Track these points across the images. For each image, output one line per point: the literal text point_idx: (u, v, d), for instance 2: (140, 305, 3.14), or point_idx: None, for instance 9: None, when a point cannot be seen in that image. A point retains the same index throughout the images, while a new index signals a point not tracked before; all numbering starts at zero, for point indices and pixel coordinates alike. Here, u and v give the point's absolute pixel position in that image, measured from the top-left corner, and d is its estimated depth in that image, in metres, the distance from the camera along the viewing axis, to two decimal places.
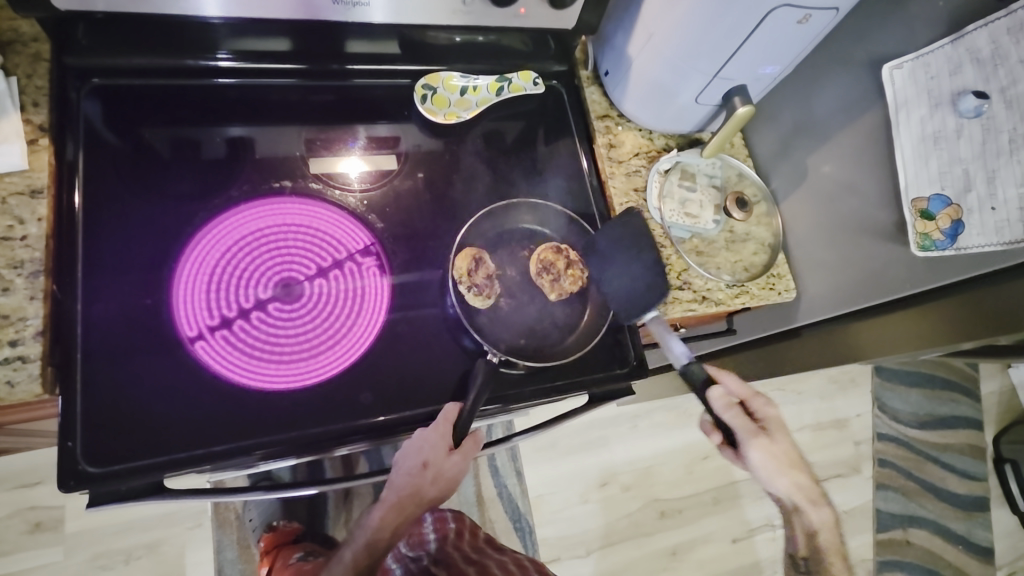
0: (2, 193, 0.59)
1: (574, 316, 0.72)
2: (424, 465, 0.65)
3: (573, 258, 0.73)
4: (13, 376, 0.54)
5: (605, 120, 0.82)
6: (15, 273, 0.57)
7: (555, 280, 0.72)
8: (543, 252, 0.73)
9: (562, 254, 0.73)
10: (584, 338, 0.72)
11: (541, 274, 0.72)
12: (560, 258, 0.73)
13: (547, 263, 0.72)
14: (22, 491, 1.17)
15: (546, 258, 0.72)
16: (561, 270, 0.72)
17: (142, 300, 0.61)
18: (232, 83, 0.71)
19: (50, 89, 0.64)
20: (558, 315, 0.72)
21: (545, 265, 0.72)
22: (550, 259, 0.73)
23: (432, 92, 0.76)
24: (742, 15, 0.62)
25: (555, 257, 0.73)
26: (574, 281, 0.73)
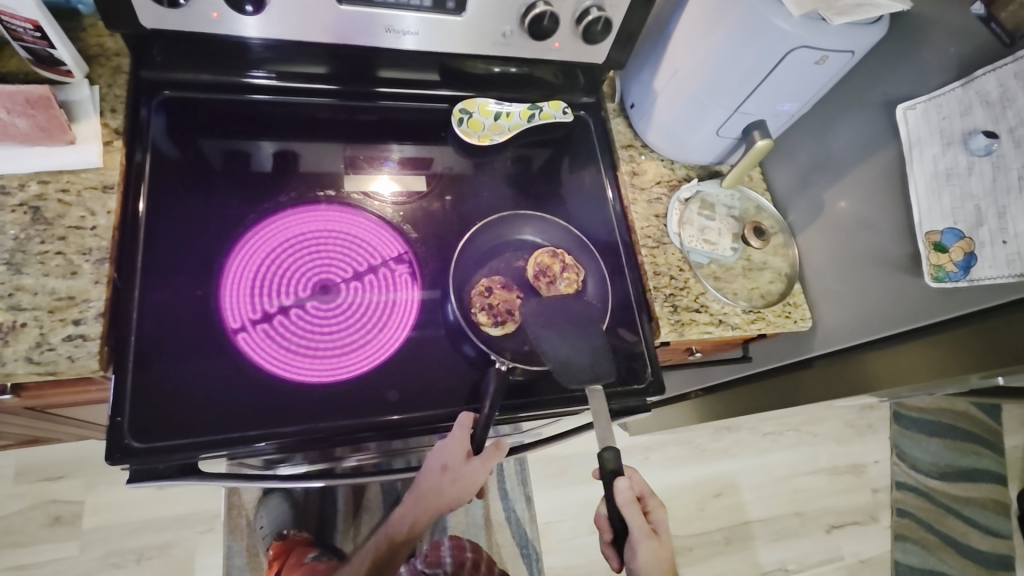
0: (76, 188, 0.64)
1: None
2: (444, 468, 0.66)
3: (568, 262, 0.76)
4: (74, 351, 0.57)
5: (629, 149, 0.86)
6: (84, 259, 0.61)
7: (552, 282, 0.75)
8: (541, 257, 0.76)
9: (558, 257, 0.76)
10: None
11: (537, 276, 0.75)
12: (556, 262, 0.76)
13: (544, 265, 0.75)
14: (45, 485, 1.20)
15: (542, 262, 0.75)
16: (557, 273, 0.75)
17: (193, 291, 0.65)
18: (264, 100, 0.77)
19: (126, 98, 0.70)
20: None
21: (541, 268, 0.75)
22: (547, 262, 0.75)
23: (468, 118, 0.82)
24: (762, 55, 0.66)
25: (551, 260, 0.76)
26: (570, 283, 0.75)
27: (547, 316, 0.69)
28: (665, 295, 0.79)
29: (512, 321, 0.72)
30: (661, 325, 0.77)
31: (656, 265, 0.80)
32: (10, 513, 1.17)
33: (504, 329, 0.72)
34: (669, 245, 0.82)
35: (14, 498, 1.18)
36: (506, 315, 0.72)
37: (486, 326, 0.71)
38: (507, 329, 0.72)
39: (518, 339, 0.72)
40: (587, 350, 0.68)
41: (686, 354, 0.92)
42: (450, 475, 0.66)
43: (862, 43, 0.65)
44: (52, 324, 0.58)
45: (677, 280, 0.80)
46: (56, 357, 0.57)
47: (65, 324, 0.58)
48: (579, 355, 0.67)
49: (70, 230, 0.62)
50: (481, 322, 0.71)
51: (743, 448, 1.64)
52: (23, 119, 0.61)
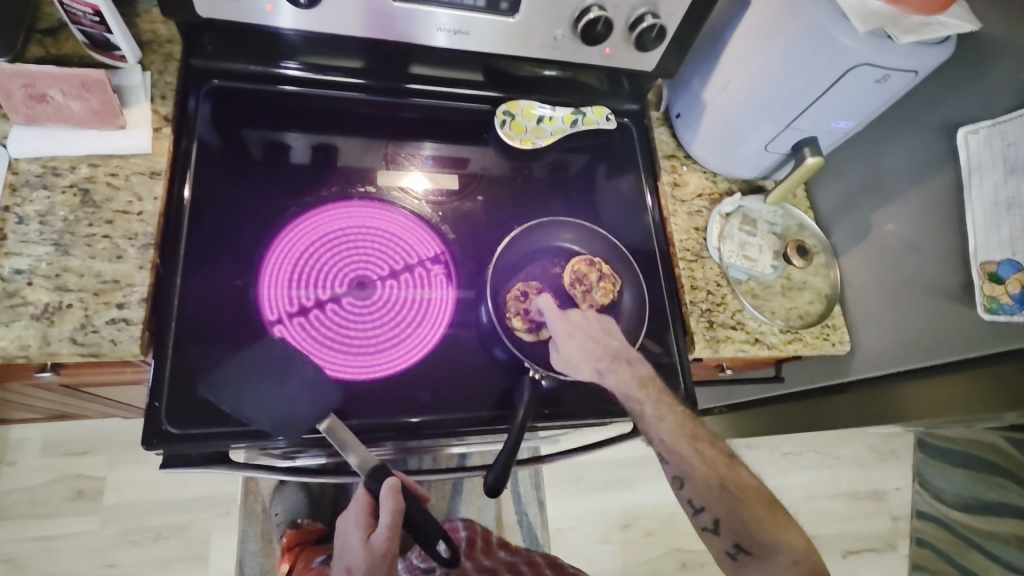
0: (125, 172, 0.64)
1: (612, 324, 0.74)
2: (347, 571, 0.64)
3: (605, 271, 0.74)
4: (117, 335, 0.58)
5: (671, 159, 0.85)
6: (129, 244, 0.61)
7: (588, 291, 0.73)
8: (576, 264, 0.75)
9: (595, 266, 0.74)
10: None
11: (573, 284, 0.74)
12: (593, 271, 0.74)
13: (581, 274, 0.74)
14: (70, 459, 1.22)
15: (579, 269, 0.74)
16: (593, 282, 0.74)
17: (233, 281, 0.65)
18: (291, 91, 0.76)
19: (176, 86, 0.71)
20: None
21: (578, 276, 0.74)
22: (584, 270, 0.74)
23: (510, 120, 0.81)
24: (821, 71, 0.65)
25: (588, 269, 0.74)
26: (607, 293, 0.73)
27: (277, 368, 0.61)
28: (701, 310, 0.77)
29: (548, 327, 0.70)
30: (695, 340, 0.75)
31: (694, 278, 0.79)
32: (35, 484, 1.20)
33: (538, 336, 0.69)
34: (708, 259, 0.80)
35: (39, 471, 1.21)
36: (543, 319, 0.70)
37: (519, 330, 0.69)
38: (541, 336, 0.70)
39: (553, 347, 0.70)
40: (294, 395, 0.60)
41: (717, 370, 0.90)
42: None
43: (927, 63, 0.63)
44: (96, 306, 0.58)
45: (714, 295, 0.79)
46: (99, 340, 0.57)
47: (109, 308, 0.59)
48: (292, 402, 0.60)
49: (117, 214, 0.62)
50: (516, 324, 0.69)
51: (762, 467, 1.61)
52: (78, 102, 0.61)
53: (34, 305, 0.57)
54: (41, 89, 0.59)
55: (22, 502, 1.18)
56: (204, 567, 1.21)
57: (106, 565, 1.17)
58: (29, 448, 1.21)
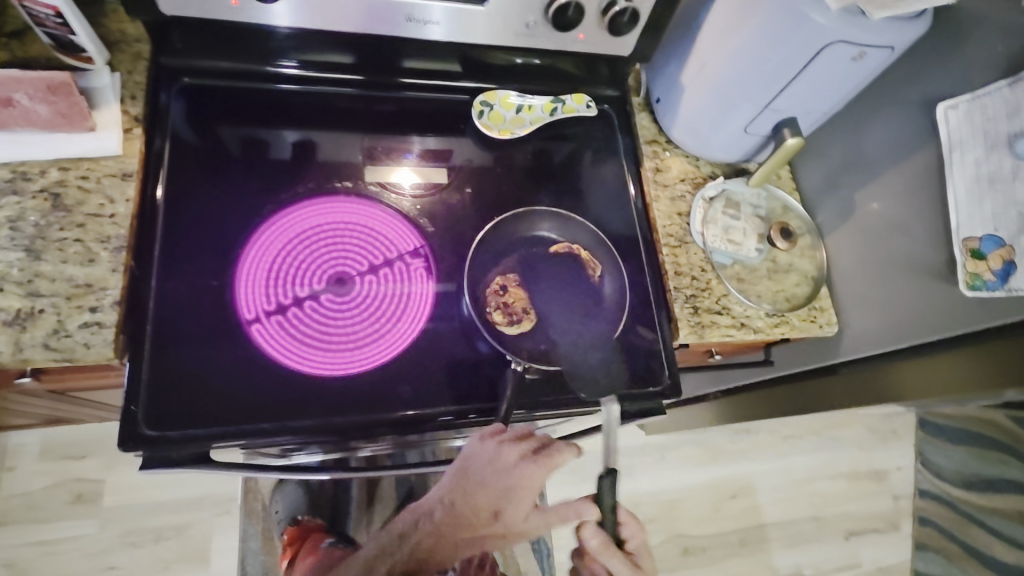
0: (96, 175, 0.63)
1: (593, 308, 0.73)
2: (497, 504, 0.58)
3: (585, 258, 0.75)
4: (90, 339, 0.57)
5: (652, 144, 0.84)
6: (102, 247, 0.61)
7: (568, 279, 0.73)
8: (555, 252, 0.75)
9: (574, 253, 0.75)
10: (602, 333, 0.71)
11: (554, 272, 0.74)
12: (571, 258, 0.75)
13: (561, 262, 0.74)
14: (67, 463, 1.23)
15: (557, 258, 0.74)
16: (573, 270, 0.74)
17: (209, 282, 0.65)
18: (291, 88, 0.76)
19: (146, 85, 0.70)
20: (572, 314, 0.72)
21: (558, 264, 0.74)
22: (563, 259, 0.75)
23: (488, 111, 0.81)
24: (796, 50, 0.64)
25: (567, 256, 0.75)
26: (587, 279, 0.74)
27: (561, 299, 0.72)
28: (685, 296, 0.76)
29: (529, 318, 0.72)
30: (680, 327, 0.75)
31: (677, 264, 0.78)
32: (34, 488, 1.21)
33: (521, 328, 0.71)
34: (692, 244, 0.79)
35: (37, 475, 1.21)
36: (523, 311, 0.72)
37: (502, 324, 0.70)
38: (523, 328, 0.71)
39: (536, 338, 0.71)
40: (583, 325, 0.71)
41: (706, 356, 0.90)
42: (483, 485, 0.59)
43: (903, 39, 0.62)
44: (69, 311, 0.58)
45: (698, 281, 0.78)
46: (73, 344, 0.57)
47: (81, 312, 0.58)
48: (583, 332, 0.71)
49: (89, 218, 0.62)
50: (496, 320, 0.70)
51: (762, 451, 1.61)
52: (44, 106, 0.61)
53: (6, 312, 0.57)
54: (6, 93, 0.59)
55: (22, 507, 1.19)
56: (206, 566, 1.22)
57: (107, 567, 1.18)
58: (26, 452, 1.22)
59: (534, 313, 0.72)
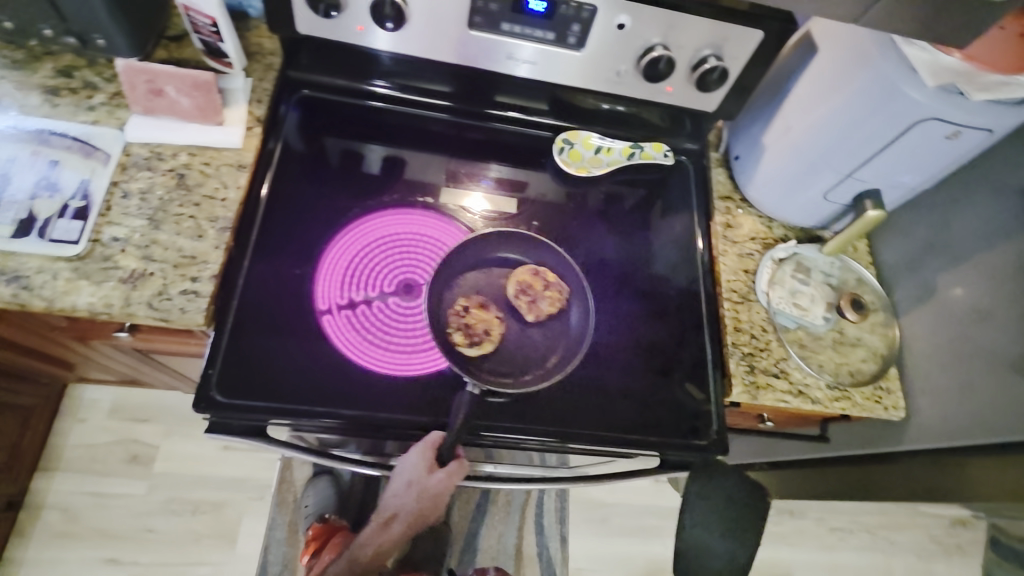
0: (216, 163, 0.71)
1: (558, 333, 0.74)
2: (410, 482, 0.65)
3: (551, 280, 0.74)
4: (187, 304, 0.63)
5: (726, 200, 0.85)
6: (210, 226, 0.68)
7: (533, 301, 0.73)
8: (523, 276, 0.74)
9: (539, 276, 0.74)
10: (564, 360, 0.72)
11: (519, 295, 0.73)
12: (539, 280, 0.74)
13: (526, 284, 0.73)
14: (132, 424, 1.32)
15: (524, 281, 0.73)
16: (539, 292, 0.73)
17: (293, 270, 0.71)
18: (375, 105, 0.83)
19: (271, 92, 0.78)
20: (537, 340, 0.73)
21: (523, 287, 0.73)
22: (529, 282, 0.73)
23: (568, 148, 0.84)
24: (886, 123, 0.64)
25: (533, 279, 0.74)
26: (553, 301, 0.73)
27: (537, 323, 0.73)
28: (742, 354, 0.75)
29: (491, 340, 0.70)
30: (734, 383, 0.73)
31: (738, 321, 0.77)
32: (98, 443, 1.30)
33: (480, 351, 0.70)
34: (755, 303, 0.79)
35: (104, 431, 1.31)
36: (486, 333, 0.70)
37: (461, 348, 0.69)
38: (483, 351, 0.70)
39: (496, 361, 0.71)
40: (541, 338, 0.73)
41: (757, 421, 0.87)
42: (415, 488, 0.65)
43: (1002, 123, 0.61)
44: (173, 277, 0.64)
45: (757, 340, 0.76)
46: (171, 306, 0.63)
47: (184, 279, 0.64)
48: (538, 348, 0.73)
49: (204, 199, 0.69)
50: (455, 341, 0.69)
51: (805, 539, 1.51)
52: (188, 98, 0.69)
53: (122, 270, 0.63)
54: (159, 85, 0.68)
55: (84, 458, 1.28)
56: (232, 547, 1.26)
57: (145, 530, 1.25)
58: (99, 408, 1.32)
59: (496, 335, 0.71)
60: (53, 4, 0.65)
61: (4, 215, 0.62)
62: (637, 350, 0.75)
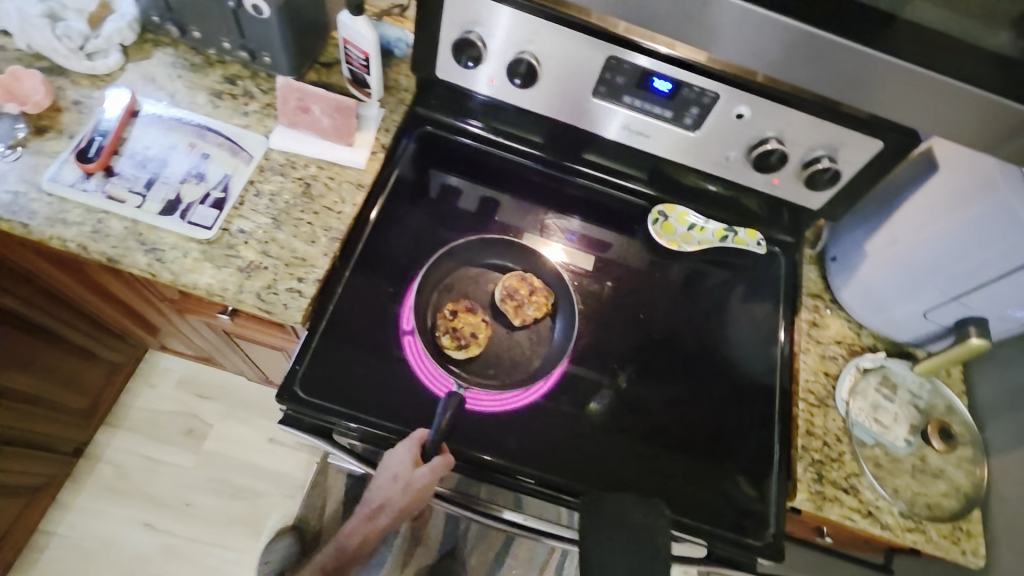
0: (339, 178, 0.77)
1: (541, 340, 0.74)
2: (394, 478, 0.63)
3: (537, 286, 0.75)
4: (291, 301, 0.68)
5: (814, 298, 0.83)
6: (324, 234, 0.73)
7: (519, 306, 0.73)
8: (504, 281, 0.75)
9: (525, 282, 0.75)
10: (546, 365, 0.73)
11: (505, 299, 0.74)
12: (524, 285, 0.75)
13: (512, 288, 0.74)
14: (195, 399, 1.40)
15: (510, 284, 0.74)
16: (525, 297, 0.74)
17: (387, 287, 0.74)
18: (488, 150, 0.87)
19: (399, 124, 0.84)
20: (520, 342, 0.74)
21: (509, 291, 0.74)
22: (514, 286, 0.75)
23: (661, 220, 0.86)
24: (1005, 253, 0.62)
25: (516, 284, 0.75)
26: (538, 308, 0.74)
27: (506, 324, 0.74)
28: (812, 459, 0.72)
29: (480, 342, 0.71)
30: (798, 489, 0.70)
31: (811, 423, 0.74)
32: (161, 409, 1.38)
33: (468, 353, 0.71)
34: (832, 409, 0.76)
35: (169, 399, 1.39)
36: (478, 336, 0.71)
37: (456, 351, 0.70)
38: (471, 354, 0.71)
39: (481, 364, 0.72)
40: (521, 344, 0.74)
41: (815, 533, 0.82)
42: (401, 485, 0.62)
43: None
44: (283, 274, 0.69)
45: (830, 448, 0.73)
46: (277, 301, 0.67)
47: (292, 278, 0.69)
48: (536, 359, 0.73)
49: (323, 210, 0.74)
50: (444, 341, 0.71)
51: None
52: (329, 119, 0.76)
53: (242, 259, 0.69)
54: (307, 103, 0.75)
55: (147, 421, 1.36)
56: (258, 538, 1.29)
57: (184, 503, 1.30)
58: (170, 377, 1.41)
59: (482, 338, 0.72)
60: (238, 22, 0.74)
61: (155, 194, 0.70)
62: (702, 432, 0.74)
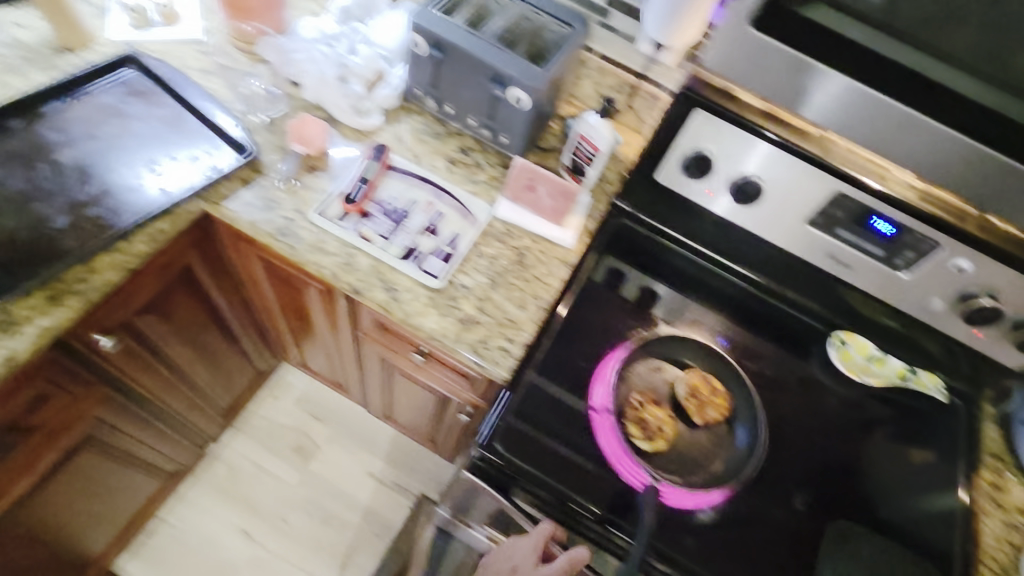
0: (550, 254, 0.83)
1: (721, 443, 0.74)
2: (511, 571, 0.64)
3: (717, 387, 0.76)
4: (502, 358, 0.73)
5: (994, 458, 0.78)
6: (533, 301, 0.78)
7: (701, 406, 0.74)
8: (685, 378, 0.76)
9: (706, 382, 0.76)
10: (730, 469, 0.72)
11: (688, 397, 0.74)
12: (706, 385, 0.75)
13: (695, 387, 0.75)
14: (308, 417, 1.45)
15: (693, 383, 0.75)
16: (707, 398, 0.75)
17: (582, 362, 0.78)
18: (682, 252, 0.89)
19: (604, 215, 0.88)
20: (701, 441, 0.74)
21: (691, 390, 0.75)
22: (697, 385, 0.75)
23: (839, 346, 0.86)
24: None
25: (698, 383, 0.76)
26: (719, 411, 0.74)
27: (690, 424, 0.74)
28: None
29: (665, 437, 0.72)
30: None
31: None
32: (277, 421, 1.44)
33: (654, 447, 0.71)
34: None
35: (285, 413, 1.45)
36: (663, 431, 0.72)
37: (642, 443, 0.71)
38: (657, 448, 0.71)
39: (666, 458, 0.72)
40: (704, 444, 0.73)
41: None
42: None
43: None
44: (496, 331, 0.75)
45: None
46: (490, 356, 0.73)
47: (504, 337, 0.74)
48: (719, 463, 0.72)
49: (535, 280, 0.80)
50: (632, 433, 0.71)
51: None
52: (553, 200, 0.83)
53: (463, 311, 0.75)
54: (535, 182, 0.84)
55: (262, 429, 1.42)
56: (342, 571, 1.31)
57: (281, 519, 1.33)
58: (290, 392, 1.47)
59: (668, 433, 0.72)
60: (493, 107, 0.84)
61: (399, 240, 0.78)
62: None
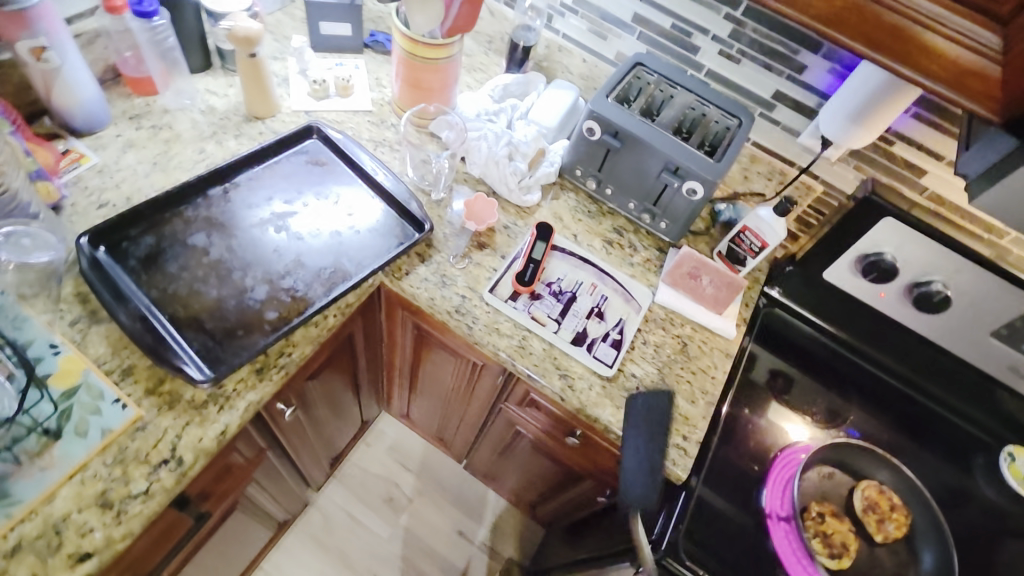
0: (712, 344, 0.82)
1: (906, 564, 0.70)
2: None
3: (896, 502, 0.73)
4: (678, 457, 0.72)
5: None
6: (702, 395, 0.77)
7: (882, 521, 0.71)
8: (861, 489, 0.73)
9: (884, 496, 0.73)
10: None
11: (866, 510, 0.72)
12: (884, 500, 0.73)
13: (873, 501, 0.72)
14: (399, 468, 1.45)
15: (871, 496, 0.73)
16: (886, 513, 0.72)
17: (750, 465, 0.74)
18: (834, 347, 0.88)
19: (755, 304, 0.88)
20: (884, 561, 0.70)
21: (870, 503, 0.72)
22: (874, 498, 0.73)
23: (1009, 460, 0.80)
24: None
25: (877, 497, 0.73)
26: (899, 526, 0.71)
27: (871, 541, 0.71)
28: None
29: (849, 555, 0.69)
30: None
31: None
32: (369, 469, 1.44)
33: (838, 564, 0.69)
34: None
35: (377, 461, 1.45)
36: (846, 547, 0.70)
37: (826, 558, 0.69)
38: (841, 565, 0.69)
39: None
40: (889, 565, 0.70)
41: None
42: None
43: None
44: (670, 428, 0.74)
45: None
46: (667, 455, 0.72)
47: (677, 433, 0.74)
48: None
49: (701, 373, 0.80)
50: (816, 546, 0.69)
51: None
52: (715, 288, 0.84)
53: None
54: (699, 272, 0.85)
55: (354, 477, 1.42)
56: None
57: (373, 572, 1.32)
58: (381, 440, 1.48)
59: (851, 549, 0.70)
60: (659, 194, 0.85)
61: (568, 324, 0.79)
62: None
